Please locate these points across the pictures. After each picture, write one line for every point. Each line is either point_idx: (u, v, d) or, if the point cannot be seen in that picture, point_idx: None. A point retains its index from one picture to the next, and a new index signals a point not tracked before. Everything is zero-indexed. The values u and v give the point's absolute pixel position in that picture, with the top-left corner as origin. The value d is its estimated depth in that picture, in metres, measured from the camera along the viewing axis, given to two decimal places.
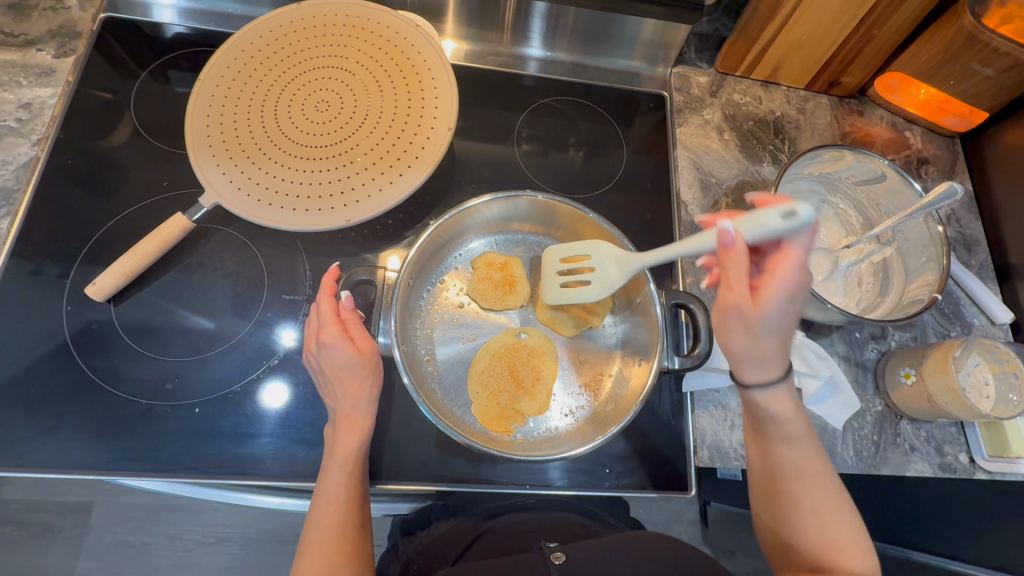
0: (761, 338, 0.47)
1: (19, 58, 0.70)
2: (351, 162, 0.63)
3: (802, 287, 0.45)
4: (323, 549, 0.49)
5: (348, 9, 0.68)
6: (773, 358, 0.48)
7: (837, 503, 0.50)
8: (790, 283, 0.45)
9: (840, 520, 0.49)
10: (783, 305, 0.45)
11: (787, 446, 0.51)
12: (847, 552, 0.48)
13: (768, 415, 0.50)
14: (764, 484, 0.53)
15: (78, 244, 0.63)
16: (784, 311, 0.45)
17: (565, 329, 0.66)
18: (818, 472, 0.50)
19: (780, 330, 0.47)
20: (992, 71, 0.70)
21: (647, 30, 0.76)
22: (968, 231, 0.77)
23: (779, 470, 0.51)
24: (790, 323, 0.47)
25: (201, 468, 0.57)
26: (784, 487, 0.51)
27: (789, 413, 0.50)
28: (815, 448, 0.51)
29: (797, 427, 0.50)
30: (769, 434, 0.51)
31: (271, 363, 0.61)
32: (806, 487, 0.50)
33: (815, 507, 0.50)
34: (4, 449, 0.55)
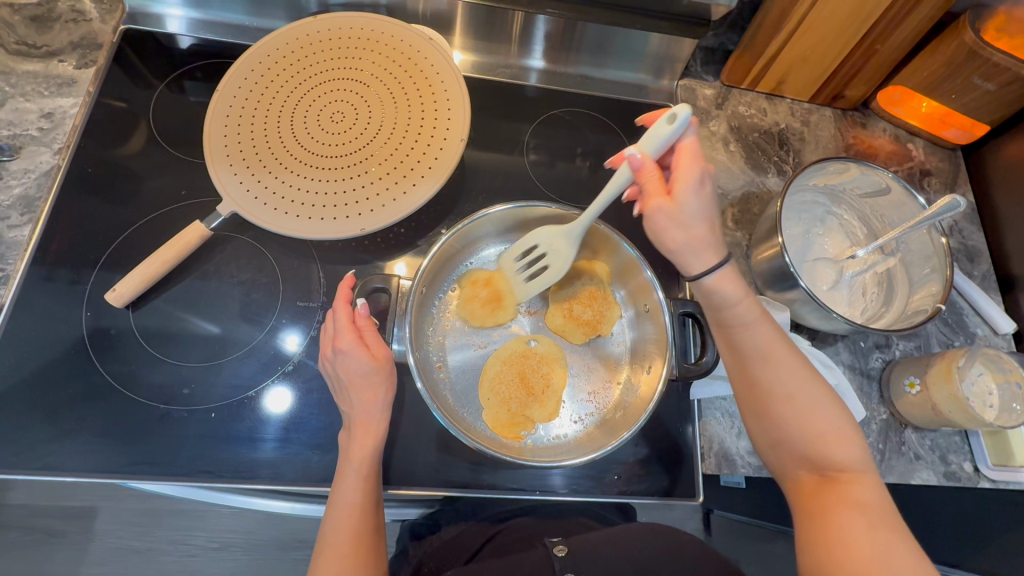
0: (690, 228, 0.49)
1: (42, 69, 0.72)
2: (365, 171, 0.64)
3: (707, 174, 0.49)
4: (339, 553, 0.50)
5: (363, 23, 0.70)
6: (707, 243, 0.49)
7: (813, 387, 0.48)
8: (697, 174, 0.49)
9: (822, 404, 0.48)
10: (697, 192, 0.48)
11: (753, 340, 0.49)
12: (833, 439, 0.47)
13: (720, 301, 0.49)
14: (739, 382, 0.51)
15: (97, 251, 0.64)
16: (701, 202, 0.49)
17: (574, 338, 0.66)
18: (785, 351, 0.49)
19: (702, 216, 0.49)
20: (993, 85, 0.71)
21: (654, 44, 0.77)
22: (971, 241, 0.78)
23: (748, 362, 0.49)
24: (709, 211, 0.49)
25: (216, 472, 0.57)
26: (756, 380, 0.49)
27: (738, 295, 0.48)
28: (775, 328, 0.49)
29: (750, 309, 0.49)
30: (725, 322, 0.50)
31: (285, 369, 0.62)
32: (777, 375, 0.48)
33: (792, 398, 0.48)
34: (23, 452, 0.56)
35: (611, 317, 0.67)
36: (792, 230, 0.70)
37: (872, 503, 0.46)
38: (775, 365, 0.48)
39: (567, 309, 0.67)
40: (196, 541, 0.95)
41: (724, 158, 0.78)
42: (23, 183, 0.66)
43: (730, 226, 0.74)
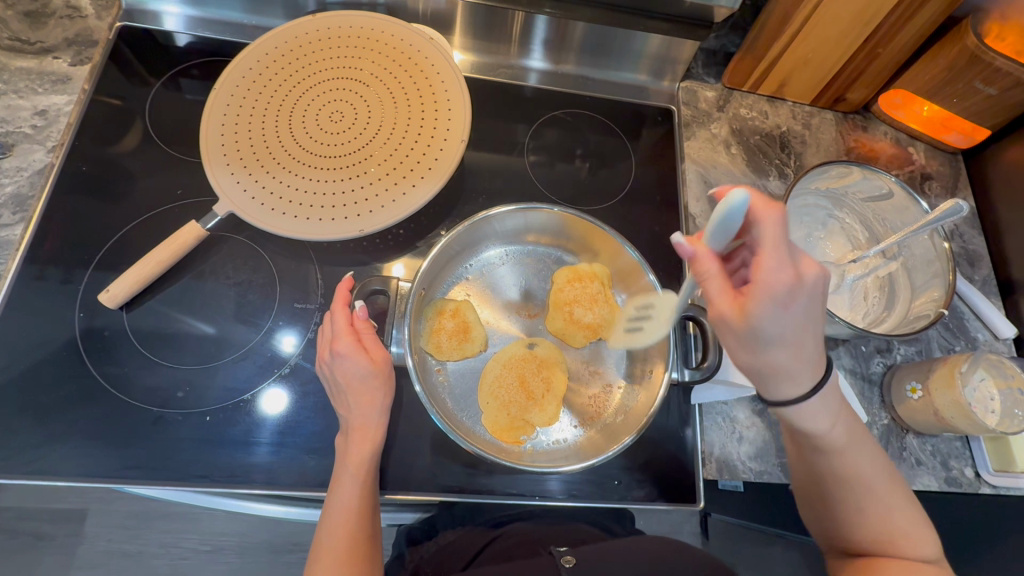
0: (762, 349, 0.42)
1: (36, 66, 0.71)
2: (364, 172, 0.63)
3: (796, 288, 0.39)
4: (334, 559, 0.49)
5: (363, 22, 0.69)
6: (787, 367, 0.42)
7: (893, 494, 0.48)
8: (774, 287, 0.39)
9: (893, 509, 0.47)
10: (770, 311, 0.40)
11: (829, 460, 0.48)
12: (909, 542, 0.47)
13: (804, 429, 0.46)
14: (815, 488, 0.51)
15: (91, 251, 0.63)
16: (779, 320, 0.40)
17: (575, 342, 0.66)
18: (867, 463, 0.47)
19: (782, 336, 0.41)
20: (994, 89, 0.71)
21: (655, 46, 0.77)
22: (971, 246, 0.78)
23: (826, 476, 0.49)
24: (795, 329, 0.41)
25: (210, 476, 0.56)
26: (832, 491, 0.49)
27: (830, 425, 0.45)
28: (864, 442, 0.47)
29: (843, 434, 0.46)
30: (809, 444, 0.48)
31: (281, 372, 0.61)
32: (857, 487, 0.48)
33: (868, 506, 0.48)
34: (14, 456, 0.55)
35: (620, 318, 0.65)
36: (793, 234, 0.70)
37: None
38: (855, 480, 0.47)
39: (567, 312, 0.66)
40: (187, 544, 0.93)
41: (726, 160, 0.78)
42: (16, 182, 0.65)
43: None
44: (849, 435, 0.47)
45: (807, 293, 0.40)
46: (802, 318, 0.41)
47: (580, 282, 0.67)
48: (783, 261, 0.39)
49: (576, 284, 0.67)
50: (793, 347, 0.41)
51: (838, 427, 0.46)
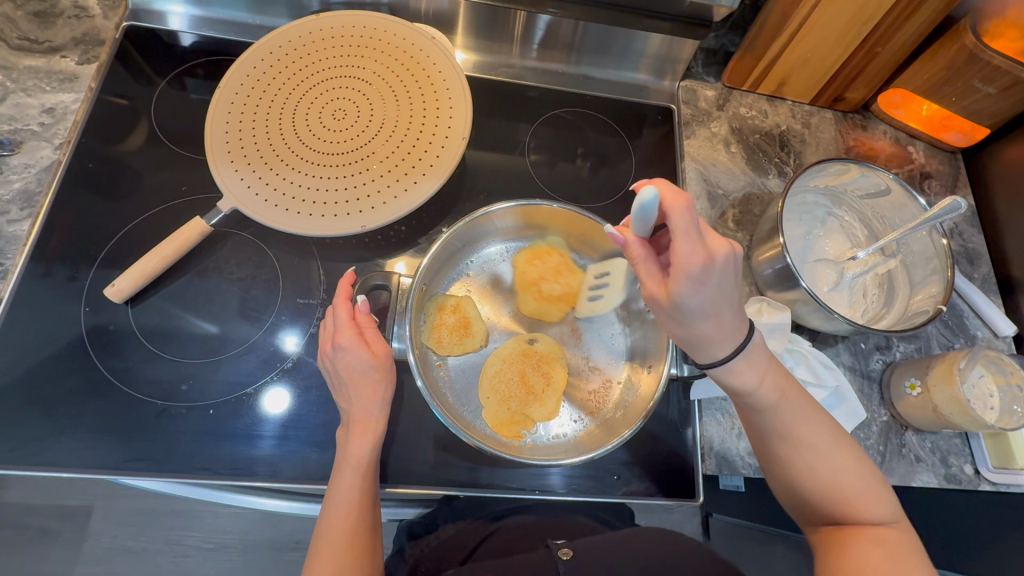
0: (686, 321, 0.47)
1: (44, 64, 0.72)
2: (366, 169, 0.64)
3: (707, 267, 0.43)
4: (335, 551, 0.50)
5: (366, 22, 0.70)
6: (711, 337, 0.47)
7: (839, 450, 0.50)
8: (686, 269, 0.44)
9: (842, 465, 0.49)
10: (684, 290, 0.45)
11: (768, 420, 0.50)
12: (862, 497, 0.48)
13: (733, 388, 0.49)
14: (764, 454, 0.53)
15: (97, 247, 0.64)
16: (695, 295, 0.45)
17: (551, 318, 0.67)
18: (804, 418, 0.50)
19: (700, 309, 0.46)
20: (993, 88, 0.71)
21: (655, 45, 0.77)
22: (971, 244, 0.78)
23: (771, 438, 0.51)
24: (712, 303, 0.45)
25: (212, 469, 0.57)
26: (778, 453, 0.51)
27: (758, 382, 0.49)
28: (796, 395, 0.50)
29: (774, 392, 0.49)
30: (745, 406, 0.50)
31: (284, 367, 0.62)
32: (802, 447, 0.49)
33: (817, 465, 0.49)
34: (20, 448, 0.56)
35: (581, 286, 0.68)
36: (792, 231, 0.70)
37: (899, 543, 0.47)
38: (799, 439, 0.49)
39: (536, 292, 0.68)
40: (190, 541, 0.94)
41: (726, 159, 0.78)
42: (23, 178, 0.66)
43: (731, 226, 0.74)
44: (780, 393, 0.49)
45: (718, 269, 0.44)
46: (718, 293, 0.45)
47: (540, 259, 0.69)
48: (693, 245, 0.43)
49: (536, 257, 0.69)
50: (713, 317, 0.46)
51: (766, 383, 0.49)
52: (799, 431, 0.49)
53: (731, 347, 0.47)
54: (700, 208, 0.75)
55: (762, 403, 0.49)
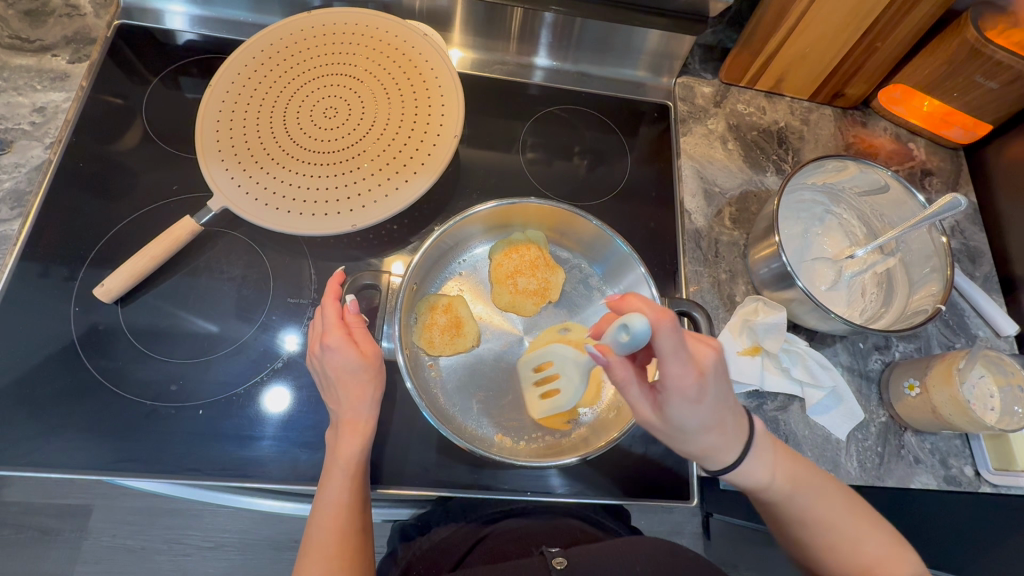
0: (687, 432, 0.47)
1: (35, 63, 0.71)
2: (357, 168, 0.63)
3: (705, 386, 0.45)
4: (324, 554, 0.49)
5: (358, 19, 0.70)
6: (716, 445, 0.48)
7: (856, 521, 0.51)
8: (683, 391, 0.44)
9: (863, 538, 0.50)
10: (686, 408, 0.45)
11: (789, 509, 0.51)
12: (889, 563, 0.49)
13: (749, 486, 0.51)
14: (788, 540, 0.54)
15: (88, 246, 0.64)
16: (697, 414, 0.46)
17: (525, 310, 0.66)
18: (817, 500, 0.51)
19: (702, 422, 0.47)
20: (995, 83, 0.70)
21: (652, 41, 0.77)
22: (972, 242, 0.77)
23: (790, 524, 0.52)
24: (712, 412, 0.46)
25: (202, 469, 0.57)
26: (797, 535, 0.52)
27: (770, 476, 0.50)
28: (806, 477, 0.51)
29: (787, 482, 0.51)
30: (761, 499, 0.52)
31: (275, 366, 0.61)
32: (819, 528, 0.51)
33: (836, 543, 0.50)
34: (7, 448, 0.56)
35: (557, 281, 0.68)
36: (789, 230, 0.69)
37: None
38: (813, 521, 0.51)
39: (512, 285, 0.66)
40: (189, 541, 0.94)
41: (723, 157, 0.78)
42: (14, 177, 0.66)
43: (728, 225, 0.74)
44: (792, 482, 0.51)
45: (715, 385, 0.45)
46: (716, 407, 0.46)
47: (517, 253, 0.67)
48: (686, 367, 0.44)
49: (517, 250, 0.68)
50: (715, 428, 0.47)
51: (778, 476, 0.50)
52: (815, 514, 0.50)
53: (736, 448, 0.49)
54: (696, 206, 0.74)
55: (777, 494, 0.51)
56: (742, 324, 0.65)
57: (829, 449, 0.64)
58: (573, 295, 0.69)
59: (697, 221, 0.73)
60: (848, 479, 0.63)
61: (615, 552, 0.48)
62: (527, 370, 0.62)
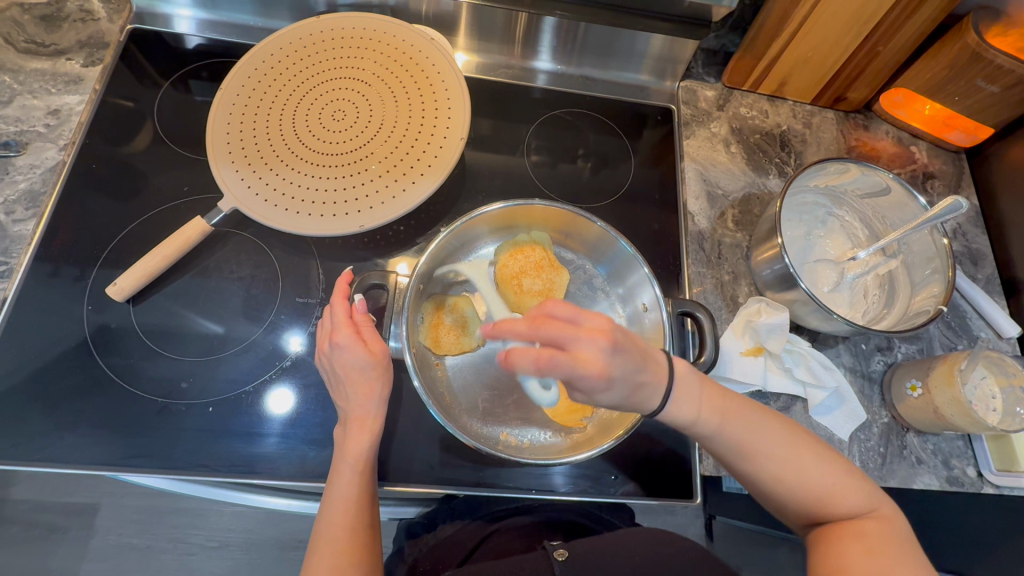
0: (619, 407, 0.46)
1: (49, 67, 0.73)
2: (364, 169, 0.64)
3: (608, 381, 0.42)
4: (334, 548, 0.50)
5: (366, 23, 0.71)
6: (647, 404, 0.47)
7: (794, 451, 0.50)
8: (593, 390, 0.44)
9: (806, 466, 0.50)
10: (599, 395, 0.44)
11: (725, 445, 0.50)
12: (835, 492, 0.49)
13: (679, 425, 0.50)
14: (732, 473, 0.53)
15: (100, 247, 0.65)
16: (618, 395, 0.45)
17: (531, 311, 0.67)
18: (749, 429, 0.50)
19: (623, 397, 0.45)
20: (996, 87, 0.70)
21: (656, 46, 0.77)
22: (974, 245, 0.78)
23: (728, 459, 0.51)
24: (629, 387, 0.44)
25: (211, 466, 0.58)
26: (740, 472, 0.52)
27: (695, 411, 0.49)
28: (734, 407, 0.50)
29: (714, 414, 0.49)
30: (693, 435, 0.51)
31: (283, 365, 0.62)
32: (760, 459, 0.50)
33: (779, 472, 0.50)
34: (21, 444, 0.57)
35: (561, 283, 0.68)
36: (792, 232, 0.70)
37: (888, 539, 0.47)
38: (752, 453, 0.50)
39: (517, 285, 0.67)
40: (194, 540, 0.95)
41: (725, 159, 0.78)
42: (28, 178, 0.67)
43: (730, 227, 0.74)
44: (723, 415, 0.50)
45: (621, 373, 0.42)
46: (633, 382, 0.44)
47: (522, 254, 0.68)
48: (583, 380, 0.42)
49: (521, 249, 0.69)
50: (644, 393, 0.45)
51: (704, 411, 0.49)
52: (748, 448, 0.50)
53: (664, 397, 0.47)
54: (700, 208, 0.75)
55: (706, 428, 0.50)
56: (744, 325, 0.66)
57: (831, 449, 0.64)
58: (577, 295, 0.70)
59: (701, 223, 0.74)
60: None
61: (615, 544, 0.48)
62: None
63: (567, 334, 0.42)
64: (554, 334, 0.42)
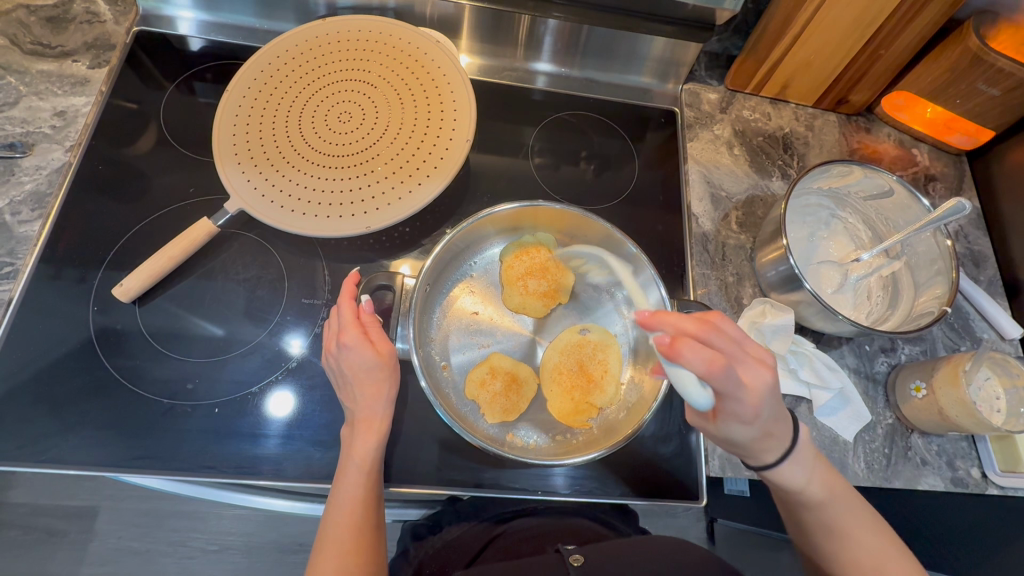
0: (734, 441, 0.50)
1: (56, 69, 0.73)
2: (371, 171, 0.65)
3: (754, 412, 0.45)
4: (340, 549, 0.50)
5: (372, 26, 0.71)
6: (758, 451, 0.49)
7: (882, 543, 0.50)
8: (733, 415, 0.46)
9: (888, 560, 0.49)
10: (735, 425, 0.47)
11: (820, 517, 0.51)
12: None
13: (784, 488, 0.51)
14: (813, 547, 0.53)
15: (105, 248, 0.65)
16: (747, 432, 0.47)
17: (533, 312, 0.67)
18: (849, 517, 0.50)
19: (752, 436, 0.48)
20: (997, 90, 0.71)
21: (658, 48, 0.78)
22: (976, 247, 0.78)
23: (814, 530, 0.52)
24: (762, 429, 0.47)
25: (216, 467, 0.57)
26: (822, 545, 0.52)
27: (806, 480, 0.50)
28: (844, 495, 0.51)
29: (824, 491, 0.50)
30: (795, 502, 0.51)
31: (288, 367, 0.62)
32: (847, 539, 0.50)
33: (864, 560, 0.50)
34: (26, 445, 0.57)
35: (567, 284, 0.69)
36: (796, 233, 0.70)
37: None
38: (841, 533, 0.50)
39: (523, 286, 0.67)
40: (195, 543, 0.95)
41: (729, 162, 0.79)
42: (35, 179, 0.67)
43: (734, 229, 0.74)
44: (827, 492, 0.50)
45: (768, 411, 0.46)
46: (769, 421, 0.47)
47: (527, 254, 0.68)
48: (739, 401, 0.44)
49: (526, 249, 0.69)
50: (767, 440, 0.48)
51: (814, 482, 0.50)
52: (841, 526, 0.50)
53: (779, 454, 0.49)
54: (703, 210, 0.75)
55: (811, 499, 0.51)
56: (749, 326, 0.66)
57: (837, 451, 0.64)
58: (582, 296, 0.70)
59: (705, 225, 0.74)
60: (856, 480, 0.63)
61: (635, 551, 0.47)
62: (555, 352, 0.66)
63: (739, 353, 0.45)
64: (726, 345, 0.45)
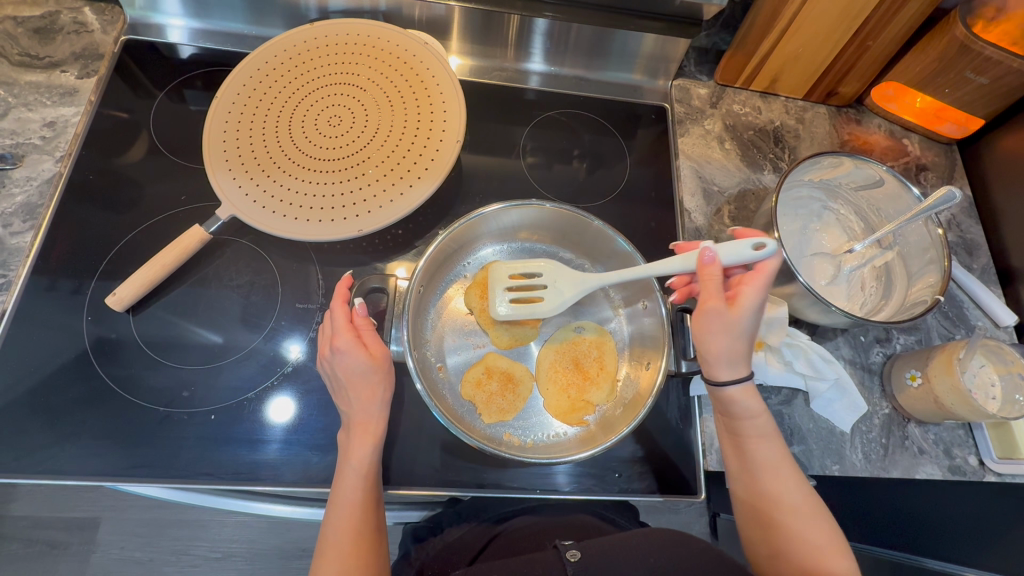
0: (738, 339, 0.51)
1: (44, 80, 0.73)
2: (362, 174, 0.65)
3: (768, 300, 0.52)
4: (340, 552, 0.50)
5: (360, 29, 0.71)
6: (743, 354, 0.51)
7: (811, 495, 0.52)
8: (757, 295, 0.51)
9: (814, 511, 0.51)
10: (754, 308, 0.51)
11: (765, 451, 0.52)
12: (834, 550, 0.49)
13: (733, 412, 0.53)
14: (746, 494, 0.53)
15: (98, 257, 0.65)
16: (755, 318, 0.51)
17: (529, 337, 0.67)
18: (788, 466, 0.52)
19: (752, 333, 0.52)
20: (985, 79, 0.71)
21: (647, 45, 0.78)
22: (969, 235, 0.78)
23: (758, 469, 0.52)
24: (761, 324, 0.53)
25: (214, 474, 0.57)
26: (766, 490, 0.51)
27: (760, 407, 0.52)
28: (783, 448, 0.53)
29: (767, 422, 0.53)
30: (743, 432, 0.53)
31: (284, 372, 0.62)
32: (786, 479, 0.51)
33: (798, 504, 0.51)
34: (23, 457, 0.57)
35: None
36: (789, 226, 0.71)
37: None
38: (780, 469, 0.52)
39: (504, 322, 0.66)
40: (197, 552, 0.95)
41: (720, 156, 0.79)
42: (25, 191, 0.67)
43: (727, 223, 0.75)
44: (772, 425, 0.53)
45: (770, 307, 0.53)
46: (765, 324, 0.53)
47: None
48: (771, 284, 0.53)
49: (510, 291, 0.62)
50: (751, 341, 0.52)
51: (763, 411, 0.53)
52: (781, 463, 0.52)
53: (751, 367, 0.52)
54: (695, 206, 0.76)
55: (754, 429, 0.53)
56: None
57: (833, 442, 0.64)
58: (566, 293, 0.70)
59: (697, 220, 0.75)
60: (852, 470, 0.64)
61: (631, 545, 0.46)
62: (550, 353, 0.66)
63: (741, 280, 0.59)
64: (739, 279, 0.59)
